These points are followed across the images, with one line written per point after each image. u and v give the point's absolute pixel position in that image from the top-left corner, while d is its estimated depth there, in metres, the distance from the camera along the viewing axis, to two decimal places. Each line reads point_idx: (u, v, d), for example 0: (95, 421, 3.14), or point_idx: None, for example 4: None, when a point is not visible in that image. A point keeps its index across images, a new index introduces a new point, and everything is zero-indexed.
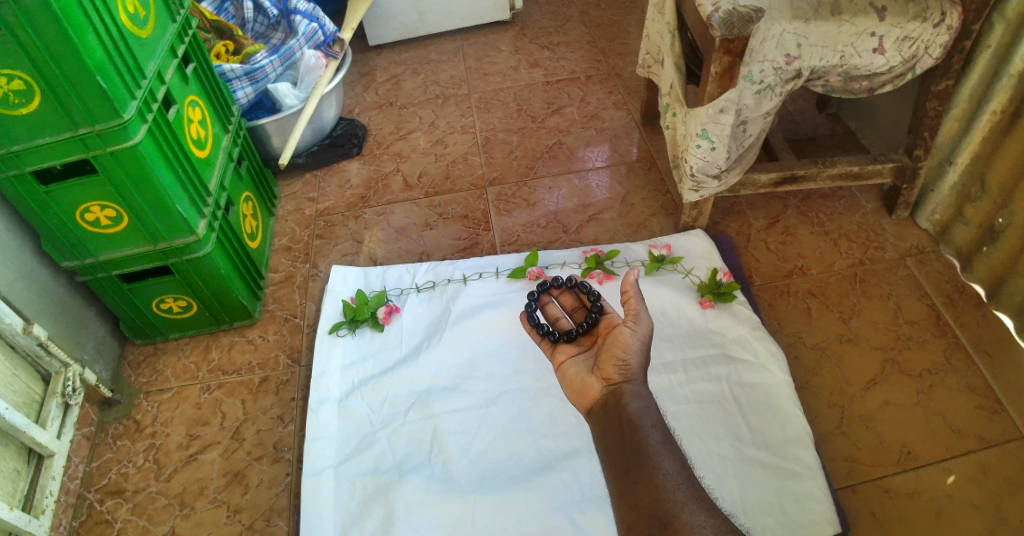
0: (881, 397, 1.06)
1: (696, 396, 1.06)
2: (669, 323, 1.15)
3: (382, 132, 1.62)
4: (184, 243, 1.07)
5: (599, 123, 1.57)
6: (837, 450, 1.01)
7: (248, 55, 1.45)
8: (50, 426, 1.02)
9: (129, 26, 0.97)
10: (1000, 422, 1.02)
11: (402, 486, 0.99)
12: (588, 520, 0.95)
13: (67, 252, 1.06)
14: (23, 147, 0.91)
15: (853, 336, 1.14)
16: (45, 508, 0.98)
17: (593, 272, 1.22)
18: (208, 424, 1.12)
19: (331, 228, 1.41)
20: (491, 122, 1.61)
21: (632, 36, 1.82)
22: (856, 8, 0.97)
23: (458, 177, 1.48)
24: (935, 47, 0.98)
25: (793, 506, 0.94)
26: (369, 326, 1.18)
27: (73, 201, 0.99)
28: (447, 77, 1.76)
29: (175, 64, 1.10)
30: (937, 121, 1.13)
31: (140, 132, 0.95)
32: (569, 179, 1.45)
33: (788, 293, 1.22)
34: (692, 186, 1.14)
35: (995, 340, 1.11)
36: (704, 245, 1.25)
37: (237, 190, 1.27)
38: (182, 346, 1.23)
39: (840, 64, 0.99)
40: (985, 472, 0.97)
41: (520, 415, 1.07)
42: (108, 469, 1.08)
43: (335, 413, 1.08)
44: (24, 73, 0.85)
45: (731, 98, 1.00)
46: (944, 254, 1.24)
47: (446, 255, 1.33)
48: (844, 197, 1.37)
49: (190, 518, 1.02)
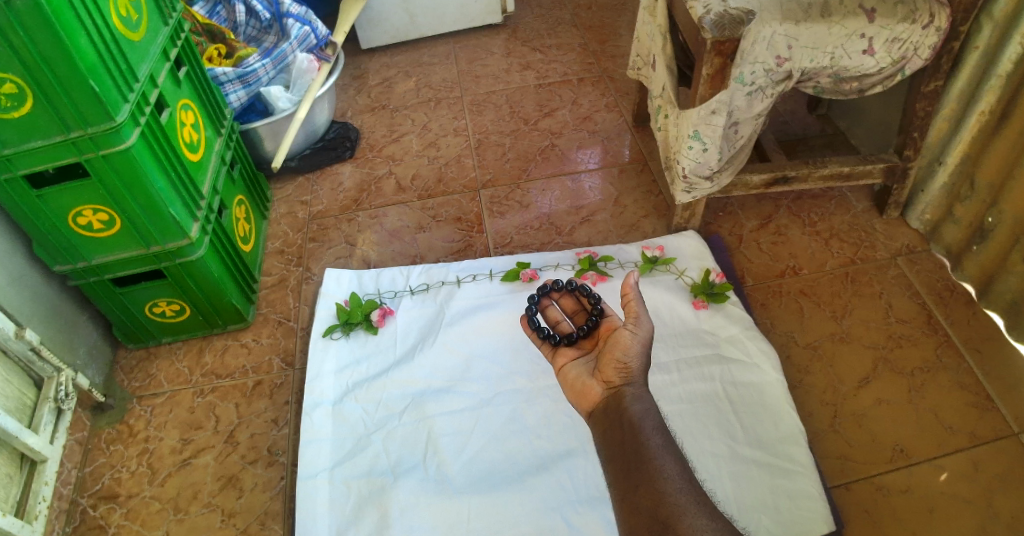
0: (873, 394, 1.07)
1: (689, 396, 1.07)
2: (662, 323, 1.16)
3: (374, 135, 1.62)
4: (177, 246, 1.07)
5: (591, 125, 1.58)
6: (831, 447, 1.02)
7: (240, 58, 1.44)
8: (42, 431, 1.02)
9: (121, 29, 0.97)
10: (991, 419, 1.03)
11: (396, 488, 0.99)
12: (582, 519, 0.95)
13: (59, 256, 1.05)
14: (14, 150, 0.91)
15: (845, 334, 1.15)
16: (38, 513, 0.97)
17: (586, 273, 1.23)
18: (202, 427, 1.12)
19: (324, 231, 1.41)
20: (483, 125, 1.61)
21: (622, 38, 1.83)
22: (845, 10, 0.98)
23: (451, 180, 1.49)
24: (924, 48, 0.99)
25: (788, 505, 0.94)
26: (363, 329, 1.18)
27: (64, 205, 0.98)
28: (440, 79, 1.76)
29: (168, 67, 1.10)
30: (926, 121, 1.14)
31: (133, 135, 0.95)
32: (561, 181, 1.46)
33: (780, 293, 1.22)
34: (685, 187, 1.14)
35: (985, 336, 1.12)
36: (697, 246, 1.26)
37: (229, 193, 1.27)
38: (175, 350, 1.23)
39: (830, 66, 1.00)
40: (977, 469, 0.98)
41: (514, 417, 1.07)
42: (101, 474, 1.08)
43: (329, 415, 1.08)
44: (16, 76, 0.85)
45: (723, 99, 1.01)
46: (934, 253, 1.25)
47: (440, 257, 1.33)
48: (834, 197, 1.37)
49: (185, 523, 1.02)
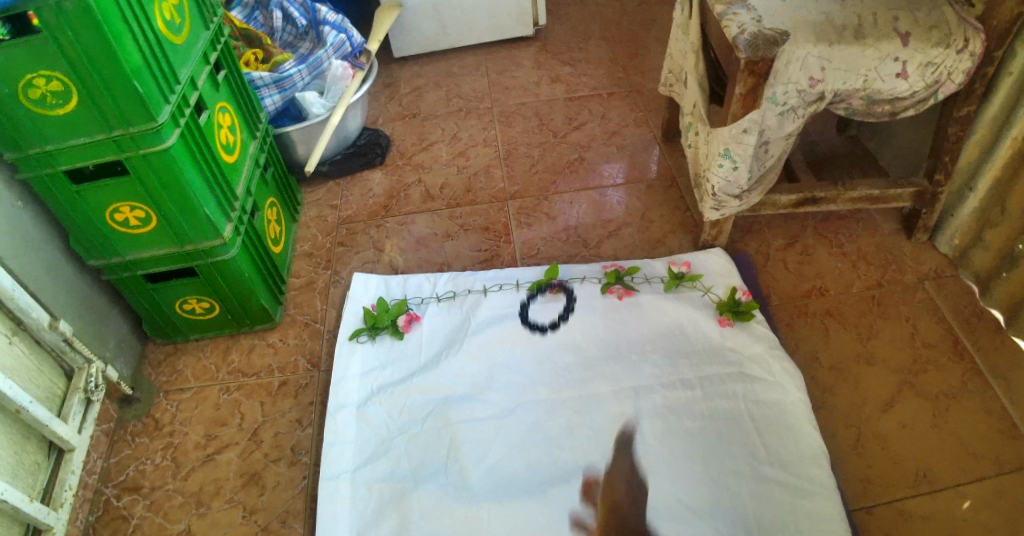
0: (897, 418, 1.07)
1: (711, 412, 1.07)
2: (685, 338, 1.16)
3: (404, 143, 1.64)
4: (209, 245, 1.09)
5: (619, 139, 1.59)
6: (852, 470, 1.02)
7: (276, 63, 1.46)
8: (71, 421, 1.04)
9: (164, 32, 1.00)
10: (1017, 447, 1.02)
11: (416, 493, 1.00)
12: (602, 533, 0.95)
13: (94, 251, 1.08)
14: (57, 147, 0.93)
15: (870, 356, 1.15)
16: (63, 501, 0.99)
17: (612, 287, 1.23)
18: (226, 424, 1.13)
19: (353, 235, 1.43)
20: (512, 136, 1.63)
21: (652, 54, 1.84)
22: (879, 33, 0.99)
23: (479, 189, 1.50)
24: (959, 73, 1.00)
25: (808, 526, 0.94)
26: (389, 333, 1.19)
27: (102, 201, 1.01)
28: (470, 90, 1.78)
29: (207, 70, 1.13)
30: (957, 145, 1.14)
31: (172, 136, 0.97)
32: (589, 194, 1.47)
33: (806, 313, 1.22)
34: (713, 205, 1.15)
35: (1013, 364, 1.11)
36: (724, 263, 1.26)
37: (262, 195, 1.29)
38: (202, 347, 1.25)
39: (863, 88, 1.00)
40: (1001, 497, 0.97)
41: (535, 427, 1.07)
42: (125, 466, 1.10)
43: (353, 418, 1.09)
44: (63, 76, 0.87)
45: (755, 119, 1.01)
46: (962, 278, 1.24)
47: (466, 265, 1.34)
48: (863, 218, 1.37)
49: (206, 518, 1.03)
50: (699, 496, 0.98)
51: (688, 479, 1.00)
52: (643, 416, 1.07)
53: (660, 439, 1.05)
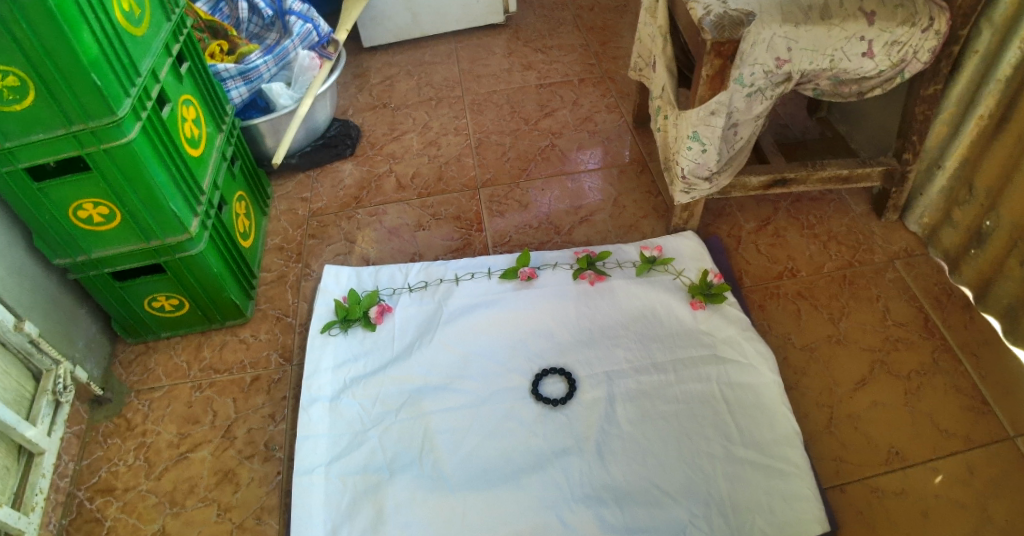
0: (869, 397, 1.07)
1: (684, 396, 1.07)
2: (658, 323, 1.17)
3: (375, 133, 1.63)
4: (177, 240, 1.07)
5: (591, 125, 1.58)
6: (826, 449, 1.02)
7: (242, 54, 1.44)
8: (40, 423, 1.01)
9: (124, 24, 0.97)
10: (986, 422, 1.03)
11: (391, 485, 0.99)
12: (577, 518, 0.95)
13: (59, 249, 1.06)
14: (16, 143, 0.91)
15: (842, 337, 1.15)
16: (34, 505, 0.97)
17: (584, 273, 1.23)
18: (198, 422, 1.12)
19: (324, 228, 1.41)
20: (484, 124, 1.62)
21: (624, 40, 1.84)
22: (844, 13, 0.98)
23: (451, 178, 1.49)
24: (924, 51, 1.00)
25: (781, 506, 0.94)
26: (361, 326, 1.18)
27: (65, 198, 0.99)
28: (442, 79, 1.77)
29: (170, 62, 1.10)
30: (925, 125, 1.15)
31: (134, 130, 0.95)
32: (561, 181, 1.46)
33: (778, 294, 1.23)
34: (684, 188, 1.15)
35: (982, 341, 1.12)
36: (695, 246, 1.26)
37: (229, 189, 1.27)
38: (173, 344, 1.23)
39: (830, 68, 1.00)
40: (972, 472, 0.98)
41: (509, 414, 1.07)
42: (97, 468, 1.08)
43: (326, 411, 1.08)
44: (18, 69, 0.85)
45: (722, 100, 1.01)
46: (932, 257, 1.25)
47: (438, 255, 1.33)
48: (833, 200, 1.38)
49: (180, 517, 1.02)
50: (674, 479, 0.98)
51: (662, 463, 1.00)
52: (616, 400, 1.07)
53: (634, 423, 1.05)
